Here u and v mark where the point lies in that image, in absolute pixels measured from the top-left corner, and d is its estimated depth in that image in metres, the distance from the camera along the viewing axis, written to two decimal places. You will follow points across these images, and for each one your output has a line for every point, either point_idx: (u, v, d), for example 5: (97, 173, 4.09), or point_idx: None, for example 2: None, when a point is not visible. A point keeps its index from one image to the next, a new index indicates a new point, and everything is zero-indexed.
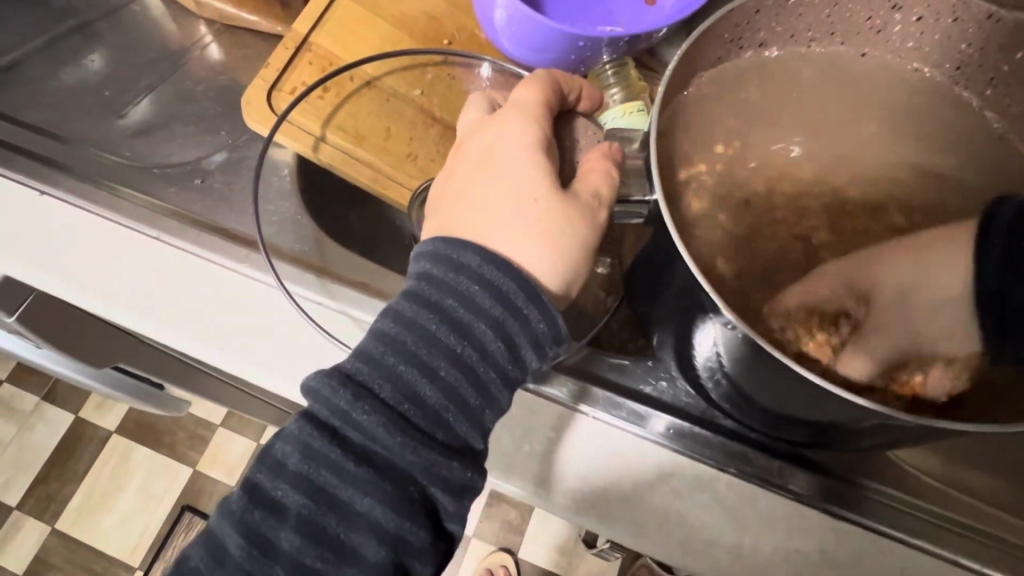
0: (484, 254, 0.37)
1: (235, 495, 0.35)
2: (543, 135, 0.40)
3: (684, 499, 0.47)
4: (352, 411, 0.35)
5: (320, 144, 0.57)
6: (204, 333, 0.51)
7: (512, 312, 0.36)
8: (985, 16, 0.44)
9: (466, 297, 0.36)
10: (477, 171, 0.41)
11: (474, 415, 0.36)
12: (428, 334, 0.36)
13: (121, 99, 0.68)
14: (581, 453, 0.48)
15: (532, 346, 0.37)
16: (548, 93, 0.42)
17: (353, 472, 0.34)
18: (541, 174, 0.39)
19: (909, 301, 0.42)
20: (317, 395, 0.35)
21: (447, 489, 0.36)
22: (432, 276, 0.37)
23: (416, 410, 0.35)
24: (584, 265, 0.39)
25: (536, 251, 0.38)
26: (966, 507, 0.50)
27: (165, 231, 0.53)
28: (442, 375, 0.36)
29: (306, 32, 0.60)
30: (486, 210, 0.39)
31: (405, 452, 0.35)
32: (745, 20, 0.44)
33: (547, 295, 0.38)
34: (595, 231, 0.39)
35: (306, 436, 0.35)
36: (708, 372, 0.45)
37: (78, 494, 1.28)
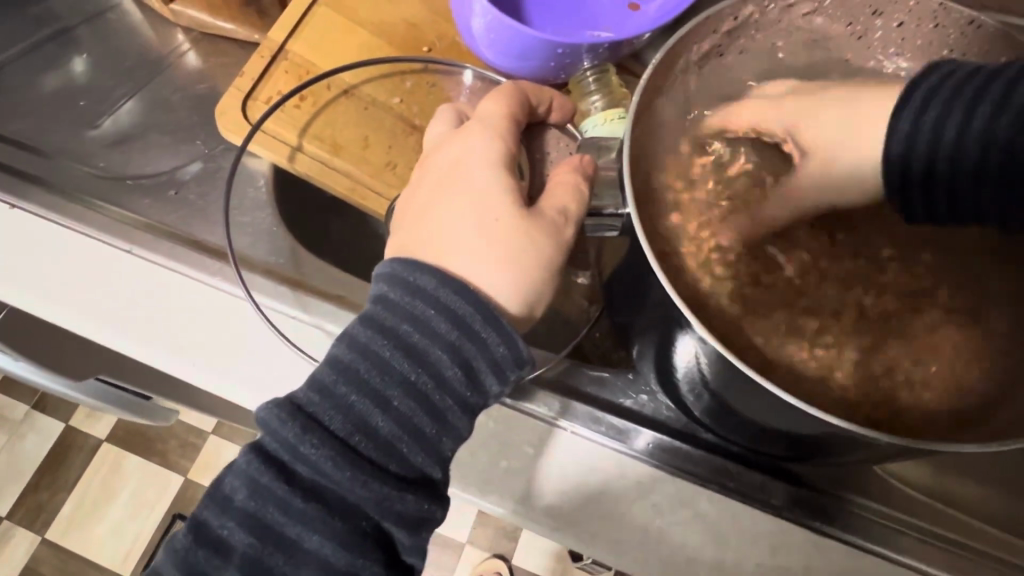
0: (440, 277, 0.36)
1: (180, 533, 0.35)
2: (509, 149, 0.40)
3: (664, 516, 0.46)
4: (300, 445, 0.34)
5: (296, 154, 0.57)
6: (173, 349, 0.50)
7: (469, 336, 0.35)
8: (967, 21, 0.42)
9: (421, 322, 0.35)
10: (441, 187, 0.40)
11: (430, 445, 0.36)
12: (382, 361, 0.35)
13: (98, 107, 0.67)
14: (560, 470, 0.47)
15: (492, 371, 0.36)
16: (515, 106, 0.41)
17: (300, 508, 0.34)
18: (508, 190, 0.38)
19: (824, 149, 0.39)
20: (269, 427, 0.35)
21: (402, 522, 0.35)
22: (388, 299, 0.36)
23: (368, 442, 0.35)
24: (550, 284, 0.39)
25: (501, 269, 0.37)
26: (952, 520, 0.49)
27: (137, 244, 0.52)
28: (395, 405, 0.35)
29: (282, 39, 0.59)
30: (450, 227, 0.39)
31: (355, 486, 0.34)
32: (723, 27, 0.44)
33: (506, 317, 0.37)
34: (560, 249, 0.38)
35: (253, 472, 0.34)
36: (689, 385, 0.44)
37: (67, 503, 1.27)
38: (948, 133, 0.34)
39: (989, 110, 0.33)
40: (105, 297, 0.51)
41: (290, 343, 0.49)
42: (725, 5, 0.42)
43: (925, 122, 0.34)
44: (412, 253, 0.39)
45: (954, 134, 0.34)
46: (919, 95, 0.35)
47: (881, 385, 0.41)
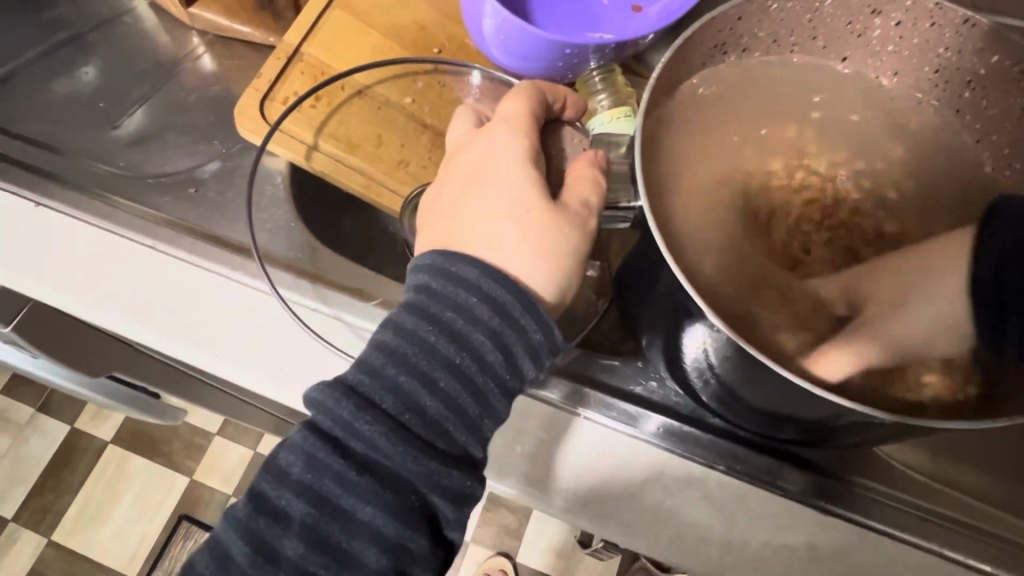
0: (481, 267, 0.38)
1: (240, 502, 0.36)
2: (532, 145, 0.41)
3: (676, 497, 0.48)
4: (353, 421, 0.36)
5: (313, 152, 0.58)
6: (196, 340, 0.52)
7: (509, 322, 0.37)
8: (962, 20, 0.44)
9: (463, 309, 0.37)
10: (467, 183, 0.42)
11: (473, 424, 0.37)
12: (428, 345, 0.37)
13: (114, 110, 0.68)
14: (579, 454, 0.49)
15: (529, 355, 0.38)
16: (534, 104, 0.43)
17: (355, 481, 0.35)
18: (533, 185, 0.40)
19: (903, 306, 0.42)
20: (320, 406, 0.36)
21: (447, 497, 0.36)
22: (430, 288, 0.38)
23: (417, 420, 0.36)
24: (576, 273, 0.40)
25: (533, 261, 0.39)
26: (954, 501, 0.51)
27: (160, 240, 0.54)
28: (441, 386, 0.37)
29: (297, 42, 0.61)
30: (480, 221, 0.40)
31: (406, 460, 0.35)
32: (728, 27, 0.45)
33: (542, 304, 0.39)
34: (585, 240, 0.40)
35: (309, 446, 0.36)
36: (698, 373, 0.46)
37: (76, 503, 1.28)
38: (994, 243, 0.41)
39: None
40: (132, 291, 0.53)
41: (314, 335, 0.51)
42: (730, 6, 0.44)
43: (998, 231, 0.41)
44: (443, 247, 0.40)
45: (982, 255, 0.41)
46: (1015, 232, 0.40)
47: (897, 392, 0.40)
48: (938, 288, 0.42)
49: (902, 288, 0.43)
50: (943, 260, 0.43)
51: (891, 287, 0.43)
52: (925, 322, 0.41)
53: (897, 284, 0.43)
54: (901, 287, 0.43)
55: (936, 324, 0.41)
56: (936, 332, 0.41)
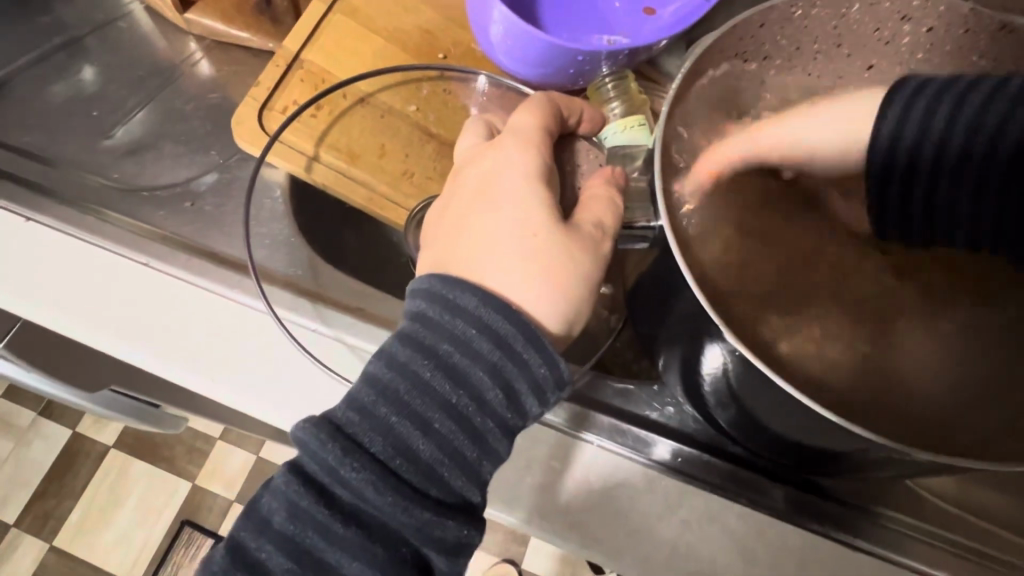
0: (481, 295, 0.35)
1: (217, 554, 0.34)
2: (543, 162, 0.39)
3: (693, 531, 0.45)
4: (340, 467, 0.33)
5: (313, 163, 0.56)
6: (187, 359, 0.49)
7: (510, 356, 0.35)
8: (997, 26, 0.42)
9: (461, 342, 0.35)
10: (472, 202, 0.39)
11: (470, 468, 0.35)
12: (422, 382, 0.34)
13: (109, 116, 0.66)
14: (589, 485, 0.46)
15: (533, 394, 0.35)
16: (546, 118, 0.40)
17: (340, 533, 0.33)
18: (543, 205, 0.37)
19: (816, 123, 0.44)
20: (307, 448, 0.34)
21: (441, 548, 0.34)
22: (426, 317, 0.36)
23: (409, 466, 0.34)
24: (588, 301, 0.38)
25: (539, 288, 0.36)
26: (983, 534, 0.48)
27: (155, 257, 0.52)
28: (436, 427, 0.34)
29: (298, 48, 0.58)
30: (483, 245, 0.38)
31: (396, 511, 0.33)
32: (749, 34, 0.43)
33: (547, 336, 0.36)
34: (597, 266, 0.37)
35: (294, 495, 0.33)
36: (716, 399, 0.43)
37: (77, 509, 1.26)
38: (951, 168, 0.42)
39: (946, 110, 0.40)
40: (122, 309, 0.50)
41: (316, 360, 0.49)
42: (752, 13, 0.41)
43: (914, 111, 0.41)
44: (443, 271, 0.38)
45: (961, 135, 0.41)
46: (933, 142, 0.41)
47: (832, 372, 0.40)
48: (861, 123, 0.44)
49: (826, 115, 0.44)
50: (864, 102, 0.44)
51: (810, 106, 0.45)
52: (827, 150, 0.45)
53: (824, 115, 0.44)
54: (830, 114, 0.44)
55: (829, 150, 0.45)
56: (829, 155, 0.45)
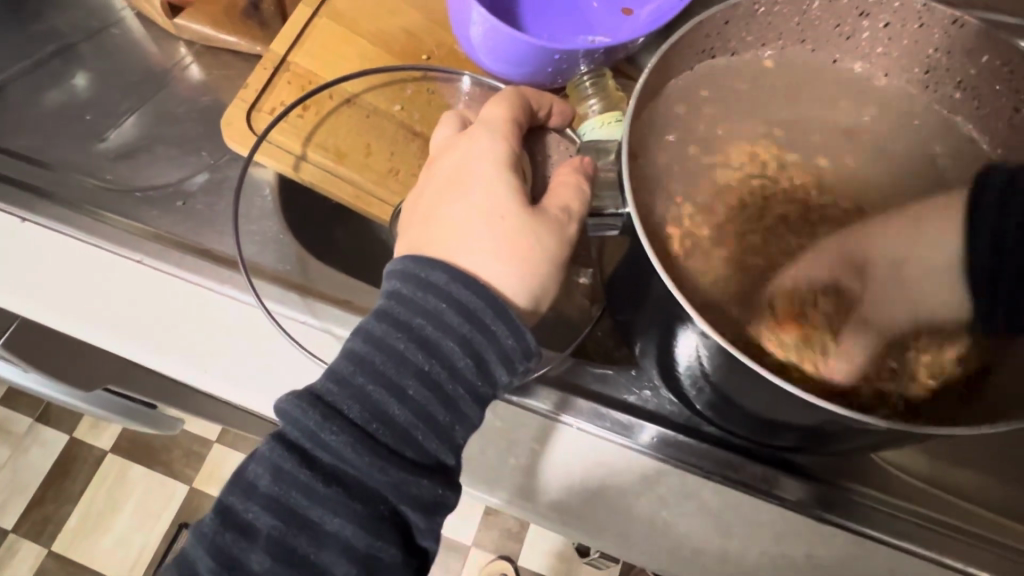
0: (451, 272, 0.37)
1: (207, 518, 0.35)
2: (512, 150, 0.41)
3: (670, 506, 0.47)
4: (321, 432, 0.35)
5: (301, 162, 0.58)
6: (182, 352, 0.51)
7: (480, 328, 0.37)
8: (951, 21, 0.44)
9: (433, 315, 0.37)
10: (446, 188, 0.41)
11: (443, 432, 0.37)
12: (397, 353, 0.36)
13: (103, 121, 0.68)
14: (569, 462, 0.48)
15: (502, 363, 0.37)
16: (516, 110, 0.42)
17: (323, 493, 0.35)
18: (512, 190, 0.39)
19: (902, 267, 0.44)
20: (289, 416, 0.36)
21: (417, 505, 0.36)
22: (400, 294, 0.37)
23: (385, 430, 0.36)
24: (554, 279, 0.40)
25: (508, 267, 0.38)
26: (952, 507, 0.51)
27: (148, 254, 0.53)
28: (410, 395, 0.36)
29: (284, 52, 0.60)
30: (457, 228, 0.39)
31: (374, 472, 0.35)
32: (715, 31, 0.45)
33: (515, 310, 0.38)
34: (562, 247, 0.39)
35: (278, 459, 0.35)
36: (691, 380, 0.45)
37: (74, 513, 1.27)
38: None
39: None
40: (117, 305, 0.52)
41: (302, 349, 0.50)
42: (717, 10, 0.43)
43: None
44: (418, 253, 0.40)
45: None
46: None
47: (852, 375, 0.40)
48: (944, 246, 0.44)
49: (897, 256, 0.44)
50: (942, 226, 0.45)
51: (887, 249, 0.44)
52: (926, 289, 0.43)
53: (891, 247, 0.44)
54: (896, 250, 0.44)
55: (924, 286, 0.43)
56: (938, 295, 0.43)
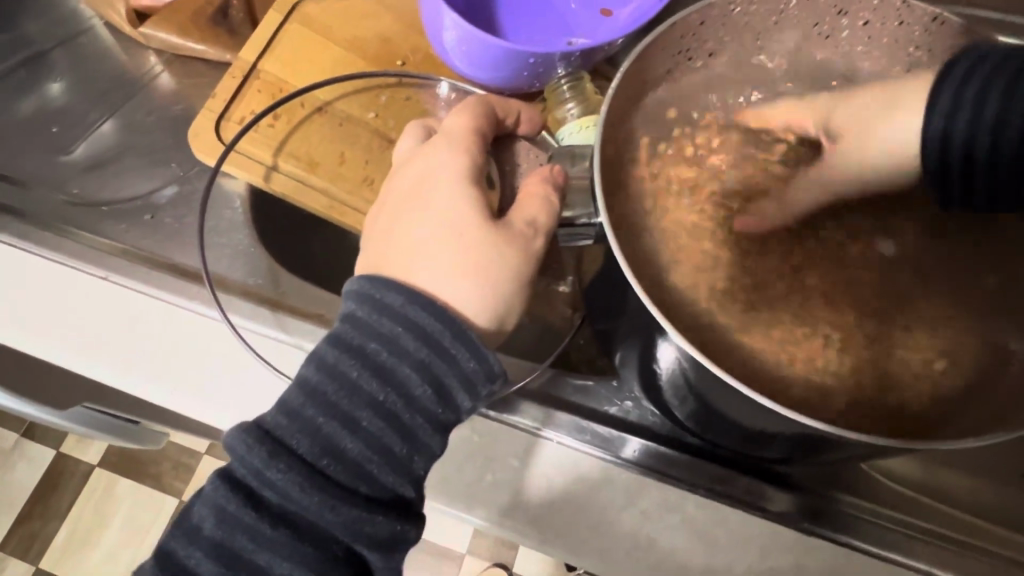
0: (408, 293, 0.36)
1: (147, 564, 0.34)
2: (473, 162, 0.39)
3: (653, 522, 0.46)
4: (266, 470, 0.34)
5: (272, 172, 0.56)
6: (150, 371, 0.50)
7: (438, 352, 0.35)
8: (930, 18, 0.43)
9: (388, 339, 0.35)
10: (405, 203, 0.40)
11: (401, 464, 0.35)
12: (350, 381, 0.35)
13: (70, 133, 0.66)
14: (549, 481, 0.46)
15: (464, 387, 0.35)
16: (479, 120, 0.41)
17: (269, 536, 0.33)
18: (471, 204, 0.38)
19: (868, 126, 0.42)
20: (236, 453, 0.34)
21: (374, 544, 0.35)
22: (355, 317, 0.36)
23: (337, 466, 0.34)
24: (518, 297, 0.38)
25: (469, 286, 0.37)
26: (944, 517, 0.50)
27: (113, 270, 0.52)
28: (364, 426, 0.35)
29: (254, 60, 0.59)
30: (415, 246, 0.38)
31: (324, 510, 0.33)
32: (692, 32, 0.44)
33: (475, 332, 0.36)
34: (527, 261, 0.38)
35: (222, 499, 0.34)
36: (674, 391, 0.44)
37: (62, 529, 1.24)
38: (966, 126, 0.37)
39: (981, 83, 0.36)
40: (82, 324, 0.50)
41: (268, 365, 0.49)
42: (691, 10, 0.42)
43: (949, 84, 0.37)
44: (376, 272, 0.38)
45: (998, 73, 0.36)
46: (953, 79, 0.37)
47: (847, 392, 0.40)
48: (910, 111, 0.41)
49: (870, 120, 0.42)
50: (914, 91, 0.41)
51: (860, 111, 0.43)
52: (887, 155, 0.42)
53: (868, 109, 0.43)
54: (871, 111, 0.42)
55: (890, 153, 0.42)
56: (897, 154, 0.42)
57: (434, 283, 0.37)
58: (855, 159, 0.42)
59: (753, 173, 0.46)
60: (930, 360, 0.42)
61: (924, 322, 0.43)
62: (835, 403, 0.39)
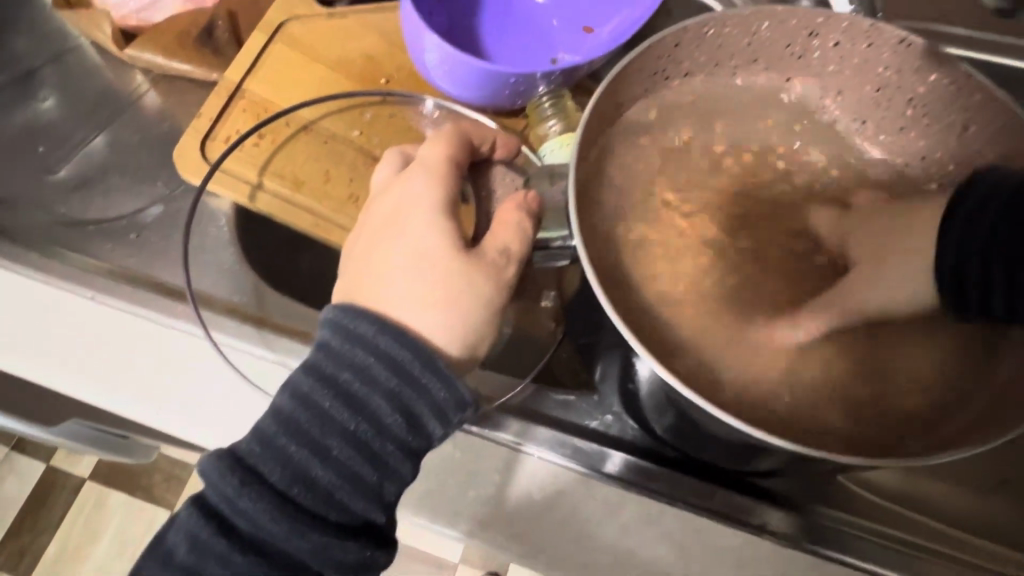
0: (380, 323, 0.37)
1: None
2: (447, 192, 0.40)
3: (631, 535, 0.46)
4: (238, 498, 0.35)
5: (257, 191, 0.57)
6: (136, 391, 0.50)
7: (409, 382, 0.36)
8: (898, 40, 0.44)
9: (361, 369, 0.36)
10: (378, 233, 0.41)
11: (371, 491, 0.36)
12: (322, 411, 0.36)
13: (56, 153, 0.67)
14: (530, 496, 0.47)
15: (434, 416, 0.36)
16: (453, 148, 0.42)
17: (239, 563, 0.34)
18: (443, 235, 0.39)
19: (882, 259, 0.41)
20: (210, 480, 0.35)
21: (343, 570, 0.36)
22: (330, 346, 0.37)
23: (307, 493, 0.35)
24: (489, 326, 0.39)
25: (440, 317, 0.37)
26: (919, 526, 0.51)
27: (100, 290, 0.51)
28: (334, 454, 0.35)
29: (239, 80, 0.60)
30: (388, 277, 0.39)
31: (294, 538, 0.34)
32: (666, 54, 0.45)
33: (445, 360, 0.37)
34: (498, 290, 0.39)
35: (194, 527, 0.35)
36: (653, 403, 0.46)
37: (53, 543, 1.22)
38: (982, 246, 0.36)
39: (994, 214, 0.36)
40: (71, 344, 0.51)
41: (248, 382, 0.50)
42: (665, 33, 0.43)
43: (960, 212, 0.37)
44: (351, 301, 0.39)
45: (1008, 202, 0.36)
46: (963, 209, 0.37)
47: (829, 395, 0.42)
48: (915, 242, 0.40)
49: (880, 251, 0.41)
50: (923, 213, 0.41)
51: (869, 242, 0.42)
52: (894, 288, 0.39)
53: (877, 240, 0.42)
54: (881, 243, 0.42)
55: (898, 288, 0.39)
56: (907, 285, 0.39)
57: (406, 313, 0.38)
58: (867, 294, 0.40)
59: (724, 194, 0.47)
60: (925, 367, 0.44)
61: (898, 347, 0.44)
62: (798, 421, 0.41)
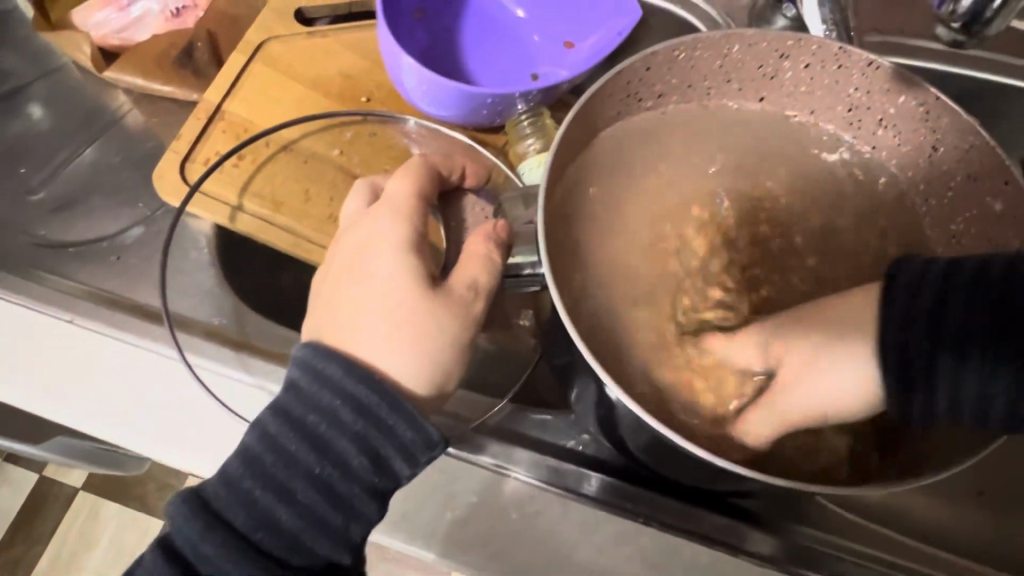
0: (347, 365, 0.37)
1: None
2: (414, 230, 0.41)
3: (607, 554, 0.46)
4: (201, 542, 0.35)
5: (237, 212, 0.57)
6: (113, 415, 0.50)
7: (375, 425, 0.37)
8: (866, 62, 0.44)
9: (328, 412, 0.36)
10: (345, 272, 0.41)
11: (336, 533, 0.36)
12: (288, 454, 0.36)
13: (38, 171, 0.67)
14: (505, 520, 0.47)
15: (401, 457, 0.37)
16: (421, 186, 0.43)
17: None
18: (410, 275, 0.40)
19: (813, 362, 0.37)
20: (176, 523, 0.36)
21: None
22: (299, 387, 0.37)
23: (271, 537, 0.35)
24: (457, 362, 0.40)
25: (406, 358, 0.38)
26: (893, 544, 0.52)
27: (77, 312, 0.52)
28: (299, 497, 0.36)
29: (218, 101, 0.60)
30: (356, 317, 0.39)
31: None
32: (637, 77, 0.45)
33: (410, 400, 0.38)
34: (465, 327, 0.40)
35: (156, 570, 0.35)
36: (632, 429, 0.45)
37: (46, 553, 1.21)
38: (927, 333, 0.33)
39: (933, 296, 0.34)
40: (48, 368, 0.51)
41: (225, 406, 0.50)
42: (635, 58, 0.43)
43: (896, 293, 0.35)
44: (320, 340, 0.40)
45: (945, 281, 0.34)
46: (900, 285, 0.35)
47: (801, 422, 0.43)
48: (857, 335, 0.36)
49: (815, 354, 0.37)
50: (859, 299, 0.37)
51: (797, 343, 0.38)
52: (845, 398, 0.36)
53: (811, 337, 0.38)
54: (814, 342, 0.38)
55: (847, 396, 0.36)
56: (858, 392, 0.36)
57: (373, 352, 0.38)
58: (808, 407, 0.37)
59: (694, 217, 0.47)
60: None
61: None
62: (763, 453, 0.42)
